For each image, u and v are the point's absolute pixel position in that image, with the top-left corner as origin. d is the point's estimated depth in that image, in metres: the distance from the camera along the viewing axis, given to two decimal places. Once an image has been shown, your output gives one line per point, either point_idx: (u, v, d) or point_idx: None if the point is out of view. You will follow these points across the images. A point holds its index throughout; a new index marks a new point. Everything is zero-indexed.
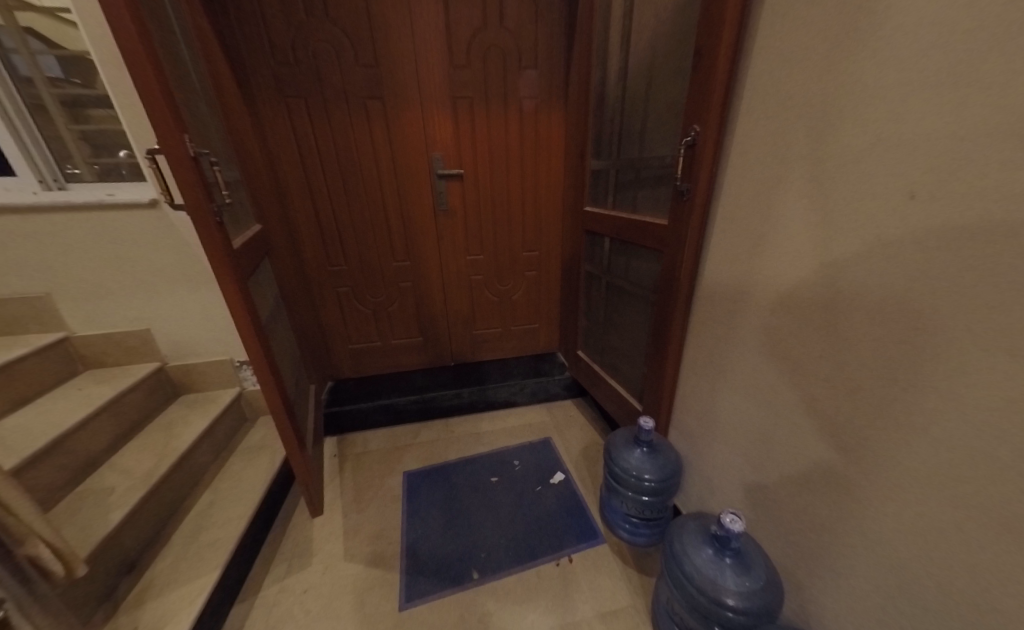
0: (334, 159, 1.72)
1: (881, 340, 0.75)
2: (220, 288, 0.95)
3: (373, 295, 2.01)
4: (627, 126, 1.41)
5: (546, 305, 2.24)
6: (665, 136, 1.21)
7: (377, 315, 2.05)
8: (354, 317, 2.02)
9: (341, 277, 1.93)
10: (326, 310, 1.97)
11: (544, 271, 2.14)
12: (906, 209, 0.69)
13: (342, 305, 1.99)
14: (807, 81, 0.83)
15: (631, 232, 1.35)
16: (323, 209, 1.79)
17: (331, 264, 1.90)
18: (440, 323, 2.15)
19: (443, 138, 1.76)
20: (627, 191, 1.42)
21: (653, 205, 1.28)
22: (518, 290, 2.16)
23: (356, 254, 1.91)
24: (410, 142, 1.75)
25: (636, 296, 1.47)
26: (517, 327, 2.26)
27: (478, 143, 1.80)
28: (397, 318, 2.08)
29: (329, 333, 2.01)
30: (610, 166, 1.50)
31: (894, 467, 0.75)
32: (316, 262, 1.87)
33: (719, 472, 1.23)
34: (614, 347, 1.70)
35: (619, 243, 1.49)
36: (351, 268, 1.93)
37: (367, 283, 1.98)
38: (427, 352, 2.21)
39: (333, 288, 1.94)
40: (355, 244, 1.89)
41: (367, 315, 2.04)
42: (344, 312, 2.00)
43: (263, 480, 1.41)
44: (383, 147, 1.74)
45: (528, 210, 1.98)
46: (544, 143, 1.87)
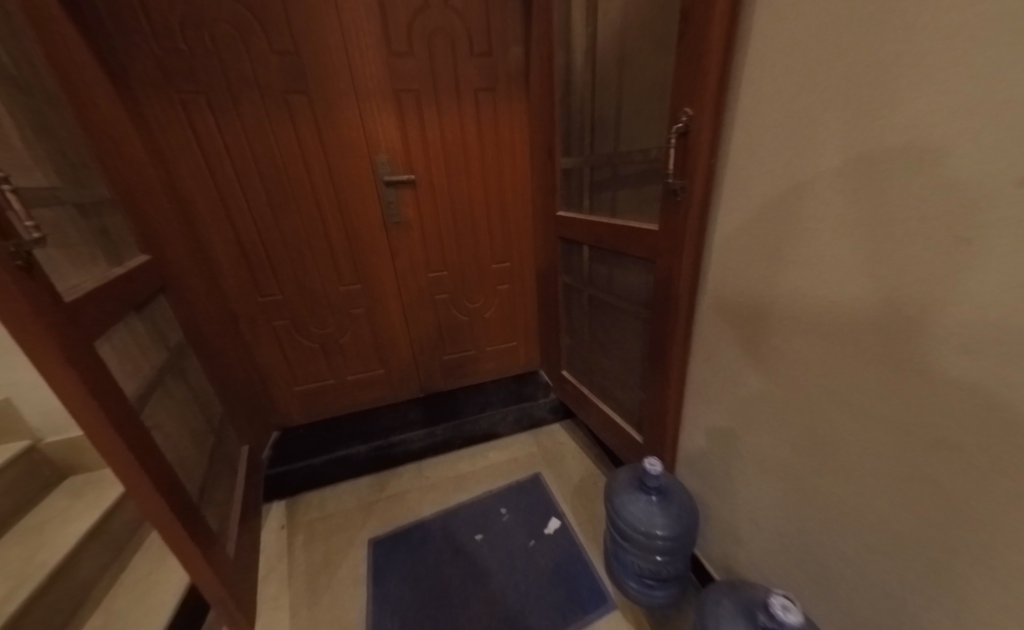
0: (253, 170, 1.42)
1: (968, 404, 0.51)
2: (26, 347, 0.68)
3: (319, 327, 1.70)
4: (597, 115, 1.15)
5: (523, 320, 1.99)
6: (644, 120, 0.95)
7: (325, 350, 1.75)
8: (298, 354, 1.72)
9: (278, 309, 1.63)
10: (262, 349, 1.66)
11: (519, 284, 1.90)
12: (1012, 204, 0.45)
13: (283, 341, 1.68)
14: (832, 30, 0.58)
15: (611, 240, 1.09)
16: (247, 230, 1.49)
17: (263, 295, 1.59)
18: (404, 351, 1.86)
19: (384, 139, 1.48)
20: (604, 188, 1.17)
21: (637, 205, 1.01)
22: (491, 306, 1.90)
23: (293, 281, 1.60)
24: (346, 146, 1.46)
25: (620, 313, 1.21)
26: (492, 346, 2.00)
27: (429, 143, 1.53)
28: (352, 351, 1.79)
29: (265, 375, 1.70)
30: (579, 162, 1.26)
31: (994, 583, 0.53)
32: (244, 294, 1.56)
33: (740, 542, 0.97)
34: (600, 370, 1.45)
35: (598, 253, 1.24)
36: (288, 298, 1.62)
37: (311, 314, 1.67)
38: (391, 385, 1.92)
39: (269, 323, 1.63)
40: (292, 269, 1.58)
41: (314, 350, 1.73)
42: (285, 349, 1.69)
43: (167, 598, 1.08)
44: (310, 154, 1.45)
45: (494, 216, 1.73)
46: (505, 139, 1.61)
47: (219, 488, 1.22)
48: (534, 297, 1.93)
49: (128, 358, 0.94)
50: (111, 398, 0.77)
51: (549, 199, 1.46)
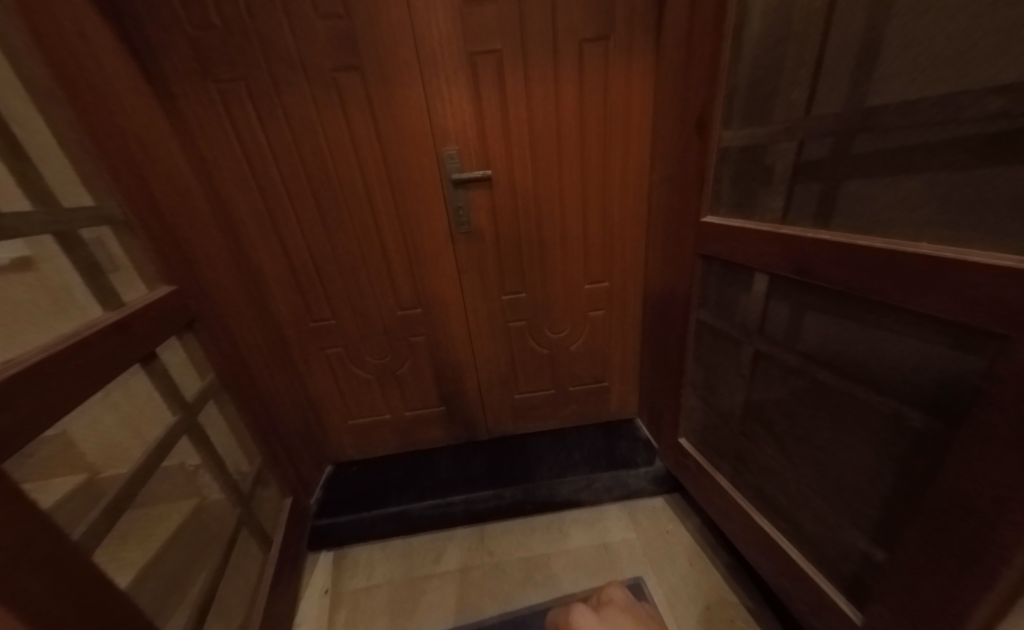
0: (300, 172, 1.16)
1: None
2: None
3: (376, 357, 1.41)
4: (827, 53, 0.65)
5: (622, 356, 1.42)
6: (1003, 38, 0.46)
7: (380, 383, 1.44)
8: (351, 386, 1.44)
9: (331, 336, 1.36)
10: (316, 381, 1.42)
11: (618, 310, 1.35)
12: None
13: (336, 371, 1.41)
14: None
15: (877, 282, 0.59)
16: (296, 245, 1.24)
17: (315, 319, 1.34)
18: (470, 390, 1.47)
19: (454, 125, 1.12)
20: (829, 181, 0.68)
21: (945, 206, 0.53)
22: (579, 338, 1.39)
23: (343, 303, 1.32)
24: (412, 137, 1.13)
25: (834, 401, 0.72)
26: (577, 387, 1.47)
27: (513, 126, 1.13)
28: (411, 384, 1.45)
29: (320, 407, 1.45)
30: (774, 134, 0.76)
31: None
32: (297, 318, 1.32)
33: None
34: (757, 464, 0.92)
35: (820, 287, 0.71)
36: (342, 322, 1.35)
37: (365, 342, 1.38)
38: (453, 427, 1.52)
39: (322, 351, 1.38)
40: (344, 292, 1.31)
41: (370, 383, 1.44)
42: (336, 380, 1.43)
43: None
44: (365, 149, 1.14)
45: (592, 220, 1.24)
46: (620, 112, 1.13)
47: (236, 581, 0.94)
48: (642, 331, 1.38)
49: (99, 445, 0.65)
50: (41, 532, 0.51)
51: (696, 197, 0.97)
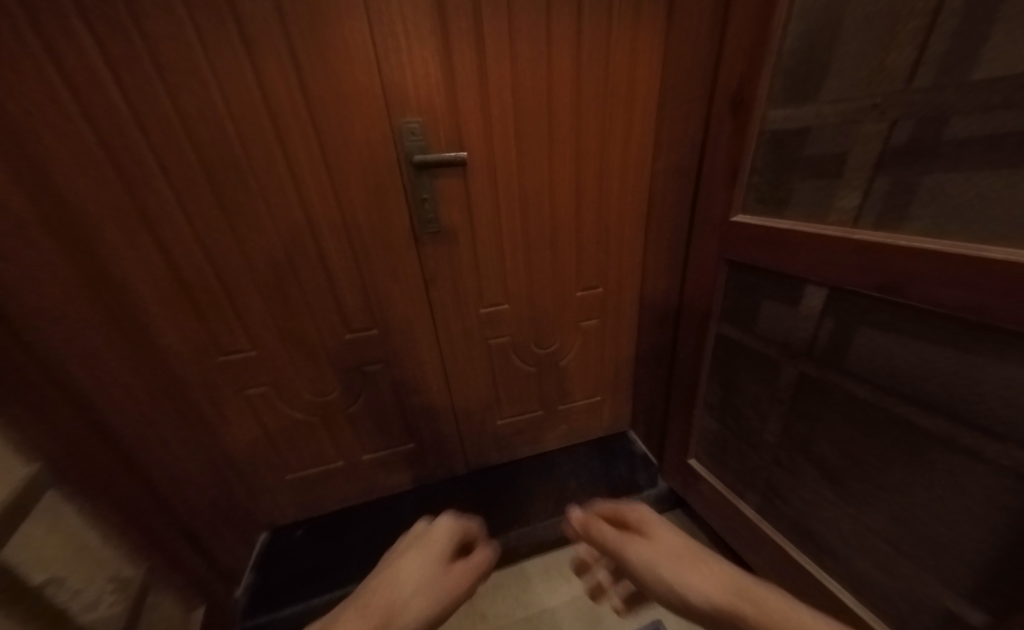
0: (185, 143, 0.78)
1: None
2: None
3: (318, 395, 1.03)
4: (948, 6, 0.51)
5: (615, 369, 1.27)
6: None
7: (324, 426, 1.06)
8: (287, 431, 1.04)
9: (251, 370, 0.95)
10: (233, 431, 0.99)
11: (612, 319, 1.19)
12: None
13: (262, 420, 1.01)
14: None
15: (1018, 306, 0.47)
16: (182, 248, 0.84)
17: (224, 350, 0.92)
18: (444, 424, 1.17)
19: (415, 90, 0.84)
20: (937, 171, 0.54)
21: None
22: (570, 352, 1.20)
23: (262, 326, 0.94)
24: (356, 103, 0.82)
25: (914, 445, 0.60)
26: (567, 405, 1.27)
27: (495, 96, 0.88)
28: (371, 422, 1.09)
29: (239, 467, 1.04)
30: (855, 110, 0.61)
31: None
32: (196, 352, 0.91)
33: None
34: (796, 498, 0.80)
35: (912, 307, 0.57)
36: (266, 352, 0.95)
37: (300, 375, 1.00)
38: (423, 465, 1.20)
39: (241, 393, 0.96)
40: (263, 310, 0.93)
41: (314, 424, 1.05)
42: (258, 429, 1.02)
43: None
44: (288, 117, 0.80)
45: (586, 217, 1.04)
46: (622, 86, 0.94)
47: None
48: (637, 340, 1.24)
49: None
50: None
51: (727, 190, 0.81)
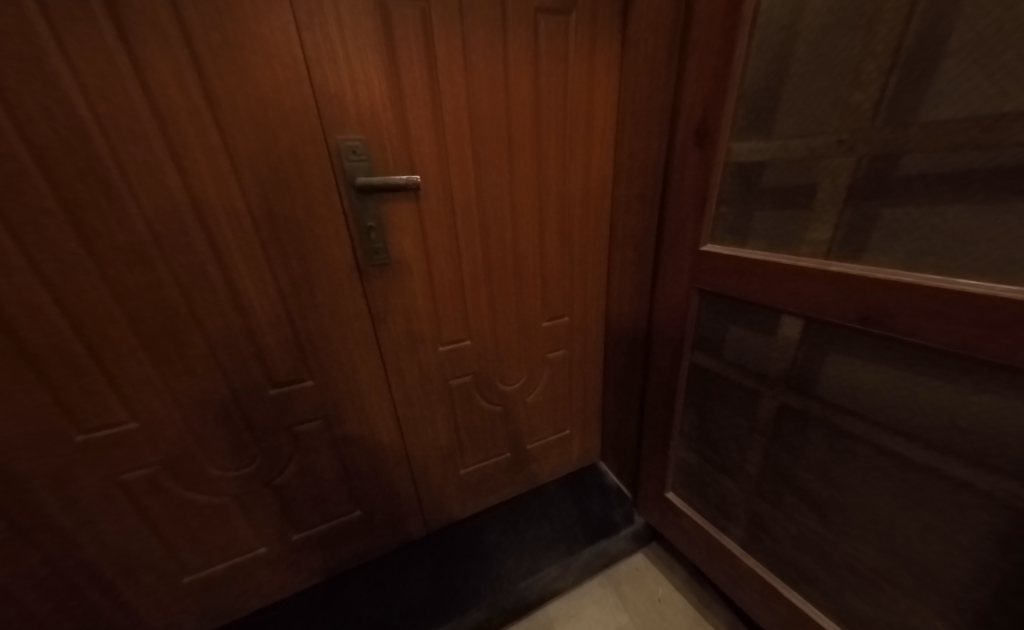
0: (23, 153, 0.56)
1: None
2: None
3: (233, 469, 0.79)
4: (907, 50, 0.52)
5: (581, 402, 1.21)
6: None
7: (241, 507, 0.82)
8: (190, 521, 0.78)
9: (134, 449, 0.71)
10: (108, 533, 0.72)
11: (578, 349, 1.14)
12: None
13: (149, 513, 0.74)
14: None
15: (1005, 338, 0.48)
16: (17, 291, 0.59)
17: (90, 427, 0.67)
18: (400, 486, 0.99)
19: (356, 103, 0.72)
20: (907, 207, 0.55)
21: None
22: (536, 388, 1.11)
23: (146, 387, 0.69)
24: (281, 115, 0.68)
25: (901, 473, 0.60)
26: (536, 444, 1.17)
27: (449, 114, 0.79)
28: (307, 495, 0.88)
29: (111, 588, 0.74)
30: (822, 146, 0.62)
31: None
32: (40, 436, 0.64)
33: None
34: (783, 530, 0.78)
35: (892, 338, 0.58)
36: (156, 422, 0.71)
37: (206, 446, 0.76)
38: (376, 536, 0.99)
39: (113, 480, 0.70)
40: (145, 365, 0.69)
41: (227, 507, 0.81)
42: (143, 527, 0.74)
43: None
44: (185, 126, 0.63)
45: (549, 245, 0.98)
46: (580, 112, 0.91)
47: None
48: (603, 369, 1.20)
49: None
50: None
51: (697, 218, 0.79)
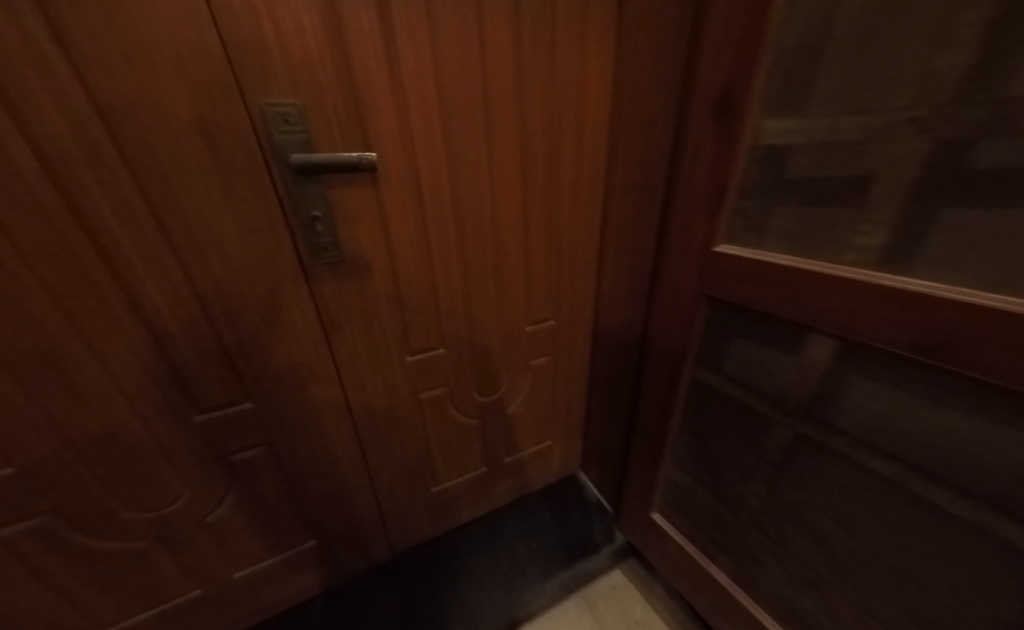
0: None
1: None
2: None
3: (150, 509, 0.66)
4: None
5: (568, 409, 1.10)
6: None
7: (166, 549, 0.69)
8: (98, 572, 0.65)
9: (14, 496, 0.56)
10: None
11: (566, 353, 1.02)
12: None
13: (40, 570, 0.60)
14: None
15: None
16: None
17: None
18: (363, 513, 0.87)
19: (284, 57, 0.56)
20: (1003, 211, 0.41)
21: None
22: (519, 397, 1.00)
23: (17, 423, 0.54)
24: (179, 74, 0.52)
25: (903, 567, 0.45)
26: (518, 457, 1.06)
27: (410, 75, 0.63)
28: (249, 531, 0.75)
29: None
30: (881, 123, 0.48)
31: None
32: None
33: None
34: (781, 570, 0.70)
35: (949, 374, 0.46)
36: (40, 463, 0.57)
37: (112, 485, 0.62)
38: (333, 566, 0.88)
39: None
40: (15, 396, 0.53)
41: (146, 552, 0.67)
42: (35, 585, 0.60)
43: None
44: (33, 82, 0.47)
45: (534, 237, 0.85)
46: (572, 78, 0.75)
47: None
48: (590, 377, 1.09)
49: None
50: None
51: (711, 213, 0.66)
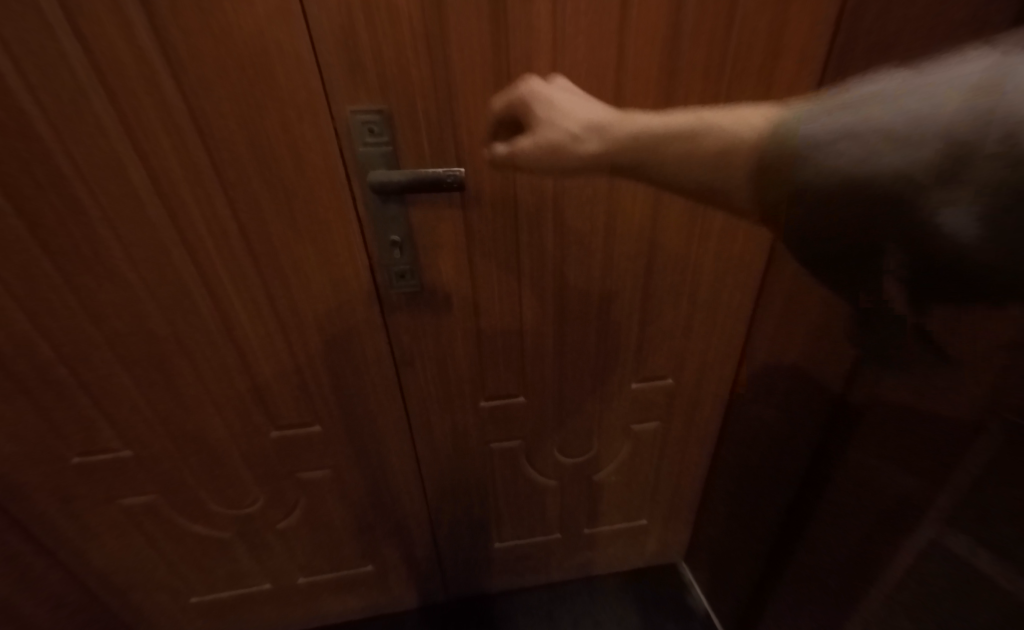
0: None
1: None
2: None
3: (233, 506, 0.69)
4: None
5: (676, 487, 0.86)
6: None
7: (244, 543, 0.73)
8: (192, 550, 0.71)
9: (132, 475, 0.63)
10: (114, 549, 0.68)
11: (684, 421, 0.78)
12: None
13: (150, 537, 0.68)
14: None
15: None
16: None
17: (85, 450, 0.60)
18: (421, 550, 0.82)
19: (375, 52, 0.44)
20: None
21: None
22: (612, 463, 0.81)
23: (133, 415, 0.60)
24: (269, 82, 0.44)
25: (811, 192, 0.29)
26: (602, 528, 0.88)
27: (519, 66, 0.47)
28: (314, 544, 0.76)
29: (123, 594, 0.72)
30: None
31: None
32: (35, 455, 0.58)
33: None
34: None
35: None
36: (150, 452, 0.62)
37: (204, 481, 0.66)
38: (389, 592, 0.85)
39: (113, 503, 0.64)
40: (133, 393, 0.58)
41: (228, 543, 0.72)
42: (145, 547, 0.69)
43: None
44: (139, 94, 0.42)
45: (660, 277, 0.63)
46: (762, 52, 0.49)
47: None
48: (728, 464, 0.80)
49: None
50: None
51: None
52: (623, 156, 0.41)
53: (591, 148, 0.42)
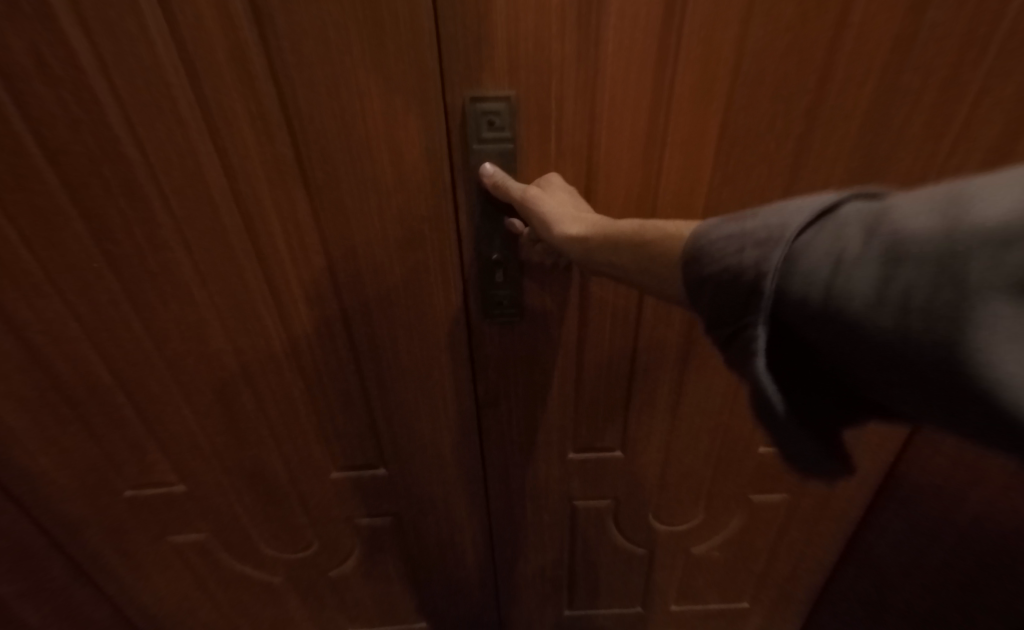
0: (14, 122, 0.34)
1: None
2: None
3: (284, 549, 0.61)
4: None
5: (791, 571, 0.71)
6: None
7: (293, 588, 0.65)
8: (238, 590, 0.64)
9: (181, 509, 0.57)
10: (157, 584, 0.61)
11: (817, 498, 0.63)
12: None
13: (196, 574, 0.62)
14: None
15: None
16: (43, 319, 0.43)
17: (135, 479, 0.54)
18: (483, 611, 0.71)
19: (511, 21, 0.33)
20: None
21: None
22: (716, 537, 0.67)
23: (188, 445, 0.53)
24: (376, 59, 0.34)
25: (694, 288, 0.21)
26: (692, 607, 0.74)
27: (695, 41, 0.35)
28: (367, 595, 0.67)
29: None
30: None
31: None
32: (86, 482, 0.52)
33: None
34: None
35: None
36: (202, 485, 0.55)
37: (256, 520, 0.59)
38: None
39: (160, 535, 0.58)
40: (189, 421, 0.51)
41: (276, 587, 0.64)
42: (190, 584, 0.62)
43: None
44: (223, 71, 0.34)
45: None
46: None
47: None
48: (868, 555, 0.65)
49: None
50: None
51: None
52: (594, 250, 0.32)
53: (569, 230, 0.34)
